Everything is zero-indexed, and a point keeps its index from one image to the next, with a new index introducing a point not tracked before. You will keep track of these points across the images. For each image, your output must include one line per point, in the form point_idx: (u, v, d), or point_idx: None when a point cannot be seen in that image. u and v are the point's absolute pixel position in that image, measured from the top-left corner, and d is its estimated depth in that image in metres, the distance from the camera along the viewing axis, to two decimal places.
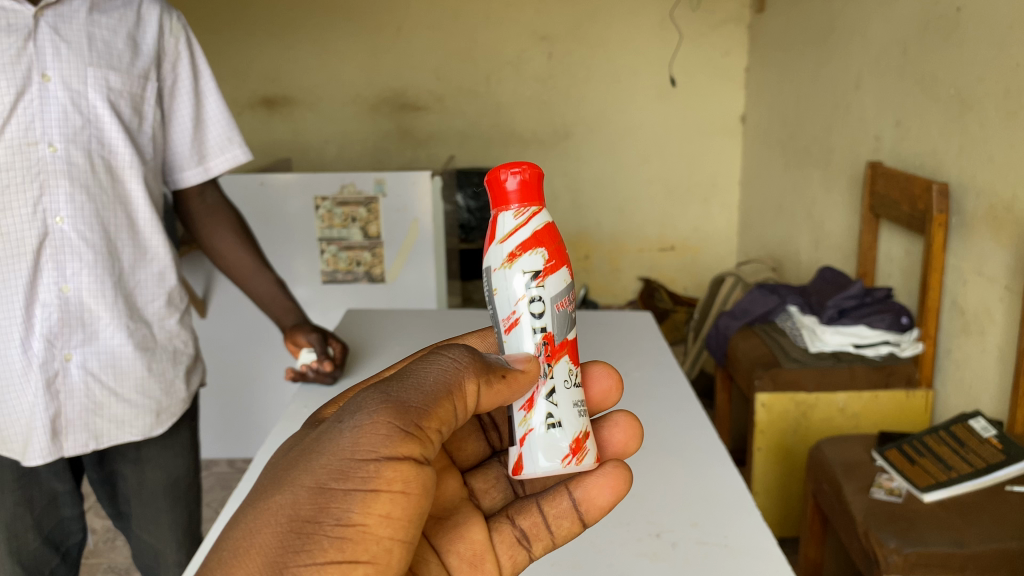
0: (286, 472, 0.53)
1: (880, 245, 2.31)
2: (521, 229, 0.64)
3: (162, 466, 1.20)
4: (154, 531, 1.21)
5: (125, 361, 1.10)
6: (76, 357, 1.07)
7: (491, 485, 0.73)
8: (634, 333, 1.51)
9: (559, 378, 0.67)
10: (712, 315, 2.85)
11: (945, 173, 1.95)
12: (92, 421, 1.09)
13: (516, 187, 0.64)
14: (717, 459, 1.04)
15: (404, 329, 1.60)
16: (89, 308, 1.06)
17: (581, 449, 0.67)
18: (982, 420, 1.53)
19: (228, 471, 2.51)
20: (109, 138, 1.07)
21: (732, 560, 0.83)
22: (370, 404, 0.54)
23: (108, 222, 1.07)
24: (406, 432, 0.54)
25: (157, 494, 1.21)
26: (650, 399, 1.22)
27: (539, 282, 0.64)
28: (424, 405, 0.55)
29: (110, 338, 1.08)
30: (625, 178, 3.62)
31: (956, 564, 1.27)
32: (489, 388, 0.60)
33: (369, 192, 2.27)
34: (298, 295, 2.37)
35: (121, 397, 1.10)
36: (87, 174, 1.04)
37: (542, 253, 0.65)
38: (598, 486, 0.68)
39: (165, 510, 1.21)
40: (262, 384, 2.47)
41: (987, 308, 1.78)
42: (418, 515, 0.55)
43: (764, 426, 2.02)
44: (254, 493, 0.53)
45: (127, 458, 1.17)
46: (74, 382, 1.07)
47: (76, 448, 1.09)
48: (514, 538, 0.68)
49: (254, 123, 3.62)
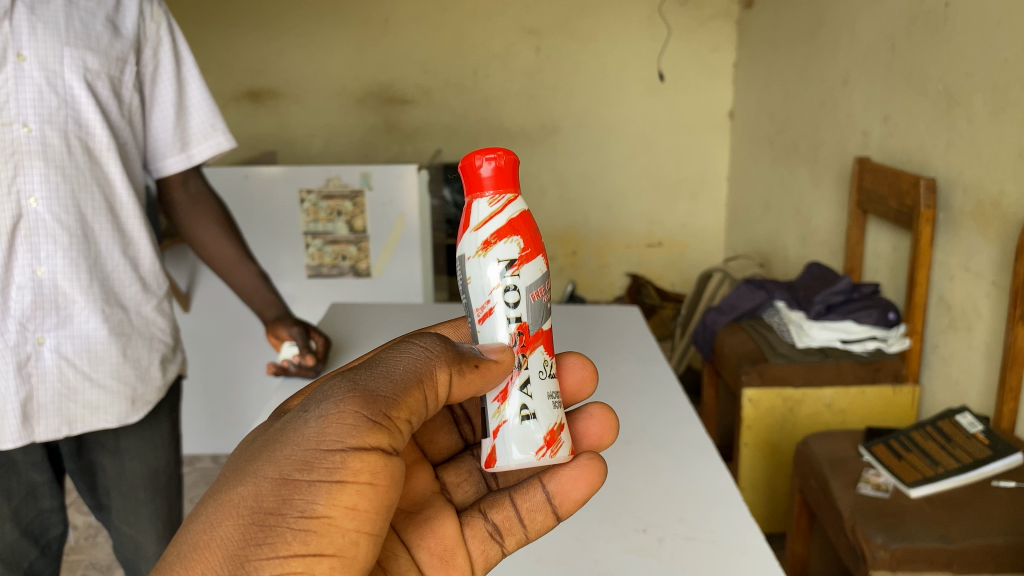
0: (250, 463, 0.51)
1: (868, 240, 2.31)
2: (496, 216, 0.63)
3: (141, 457, 1.18)
4: (134, 523, 1.19)
5: (100, 346, 1.07)
6: (50, 341, 1.04)
7: (464, 479, 0.72)
8: (621, 327, 1.50)
9: (534, 368, 0.65)
10: (700, 310, 2.84)
11: (933, 168, 1.95)
12: (65, 407, 1.06)
13: (490, 174, 0.63)
14: (703, 453, 1.03)
15: (389, 323, 1.59)
16: (64, 291, 1.04)
17: (556, 441, 0.65)
18: (969, 416, 1.52)
19: (212, 467, 2.49)
20: (86, 120, 1.05)
21: (717, 556, 0.82)
22: (338, 393, 0.53)
23: (85, 205, 1.04)
24: (375, 422, 0.52)
25: (137, 485, 1.18)
26: (637, 394, 1.20)
27: (514, 271, 0.63)
28: (394, 396, 0.54)
29: (84, 322, 1.06)
30: (613, 174, 3.61)
31: (943, 560, 1.26)
32: (462, 378, 0.59)
33: (355, 185, 2.24)
34: (282, 290, 2.35)
35: (95, 383, 1.08)
36: (65, 154, 1.02)
37: (518, 240, 0.63)
38: (573, 478, 0.67)
39: (146, 502, 1.19)
40: (246, 379, 2.45)
41: (974, 304, 1.77)
42: (386, 506, 0.53)
43: (751, 422, 2.03)
44: (216, 485, 0.51)
45: (106, 448, 1.15)
46: (47, 366, 1.05)
47: (48, 433, 1.06)
48: (486, 532, 0.67)
49: (239, 117, 3.59)
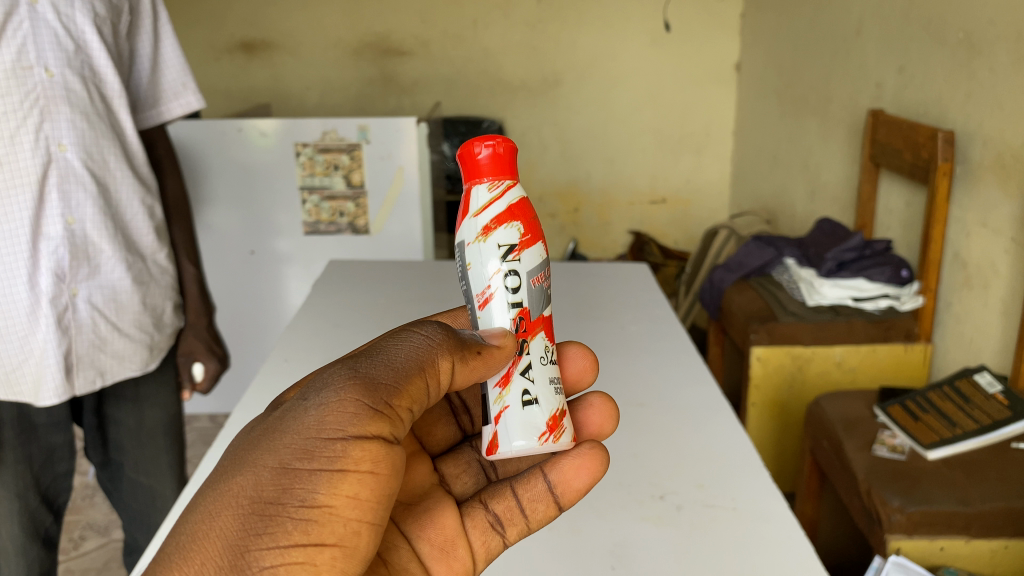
0: (248, 451, 0.48)
1: (880, 195, 2.24)
2: (496, 202, 0.58)
3: (158, 405, 1.25)
4: (152, 471, 1.26)
5: (124, 295, 1.16)
6: (82, 292, 1.11)
7: (463, 470, 0.67)
8: (629, 285, 1.45)
9: (536, 353, 0.61)
10: (705, 268, 2.79)
11: (951, 121, 1.89)
12: (97, 358, 1.14)
13: (488, 159, 0.58)
14: (718, 414, 0.98)
15: (390, 279, 1.53)
16: (93, 240, 1.10)
17: (559, 426, 0.60)
18: (987, 375, 1.46)
19: (210, 426, 2.44)
20: (98, 65, 1.09)
21: (741, 528, 0.78)
22: (339, 383, 0.49)
23: (108, 153, 1.11)
24: (376, 410, 0.49)
25: (155, 434, 1.26)
26: (647, 354, 1.15)
27: (514, 256, 0.58)
28: (397, 382, 0.50)
29: (111, 272, 1.14)
30: (616, 130, 3.54)
31: (961, 523, 1.23)
32: (465, 366, 0.55)
33: (352, 139, 2.16)
34: (280, 248, 2.30)
35: (122, 332, 1.16)
36: (84, 99, 1.07)
37: (518, 226, 0.59)
38: (575, 467, 0.61)
39: (163, 450, 1.27)
40: (244, 338, 2.40)
41: (991, 261, 1.72)
42: (388, 496, 0.50)
43: (759, 381, 1.99)
44: (216, 472, 0.48)
45: (126, 398, 1.22)
46: (82, 317, 1.11)
47: (85, 386, 1.13)
48: (487, 523, 0.62)
49: (233, 69, 3.50)
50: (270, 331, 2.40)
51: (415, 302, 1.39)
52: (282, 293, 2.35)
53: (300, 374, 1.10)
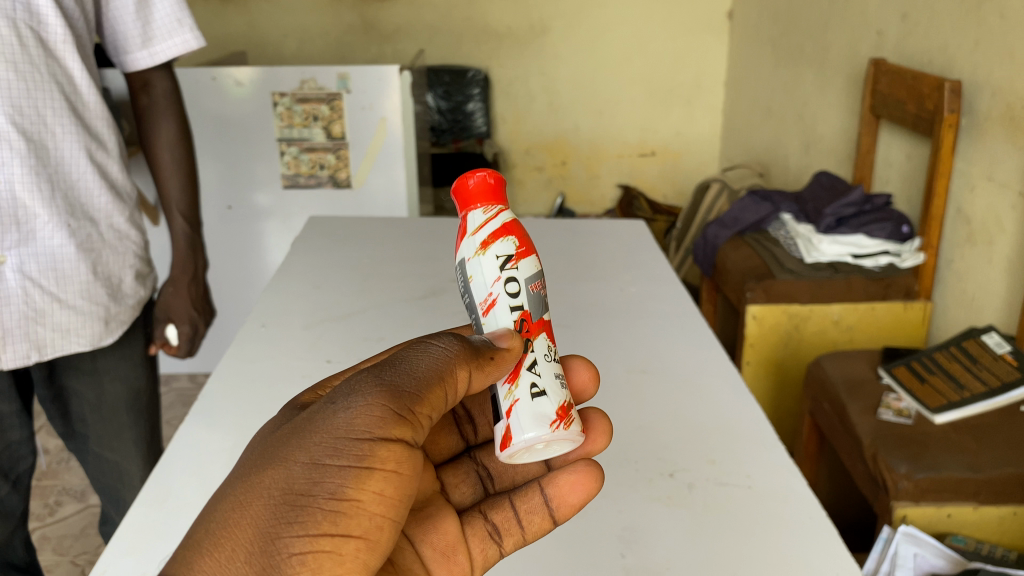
0: (278, 444, 0.45)
1: (879, 148, 2.18)
2: (491, 220, 0.55)
3: (121, 378, 1.14)
4: (116, 447, 1.17)
5: (68, 264, 0.99)
6: (10, 260, 0.95)
7: (462, 479, 0.60)
8: (627, 242, 1.38)
9: (541, 350, 0.55)
10: (697, 223, 2.72)
11: (956, 70, 1.81)
12: (33, 331, 0.98)
13: (478, 185, 0.56)
14: (728, 383, 0.92)
15: (373, 236, 1.46)
16: (23, 203, 0.94)
17: (569, 415, 0.54)
18: (996, 335, 1.41)
19: (190, 385, 2.36)
20: (37, 5, 0.93)
21: (759, 509, 0.73)
22: (366, 384, 0.46)
23: (44, 105, 0.94)
24: (401, 415, 0.46)
25: (119, 409, 1.15)
26: (649, 317, 1.08)
27: (513, 264, 0.54)
28: (427, 383, 0.47)
29: (49, 238, 0.97)
30: (605, 80, 3.44)
31: (970, 490, 1.19)
32: (484, 376, 0.51)
33: (332, 88, 2.06)
34: (259, 203, 2.21)
35: (65, 304, 1.00)
36: (11, 44, 0.91)
37: (514, 239, 0.55)
38: (570, 483, 0.55)
39: (129, 425, 1.17)
40: (224, 296, 2.33)
41: (996, 217, 1.67)
42: (411, 498, 0.47)
43: (755, 340, 1.94)
44: (243, 464, 0.45)
45: (82, 370, 1.10)
46: (11, 287, 0.96)
47: (17, 360, 0.98)
48: (485, 532, 0.57)
49: (206, 15, 3.35)
50: (250, 287, 2.32)
51: (402, 260, 1.31)
52: (262, 249, 2.26)
53: (278, 337, 1.03)
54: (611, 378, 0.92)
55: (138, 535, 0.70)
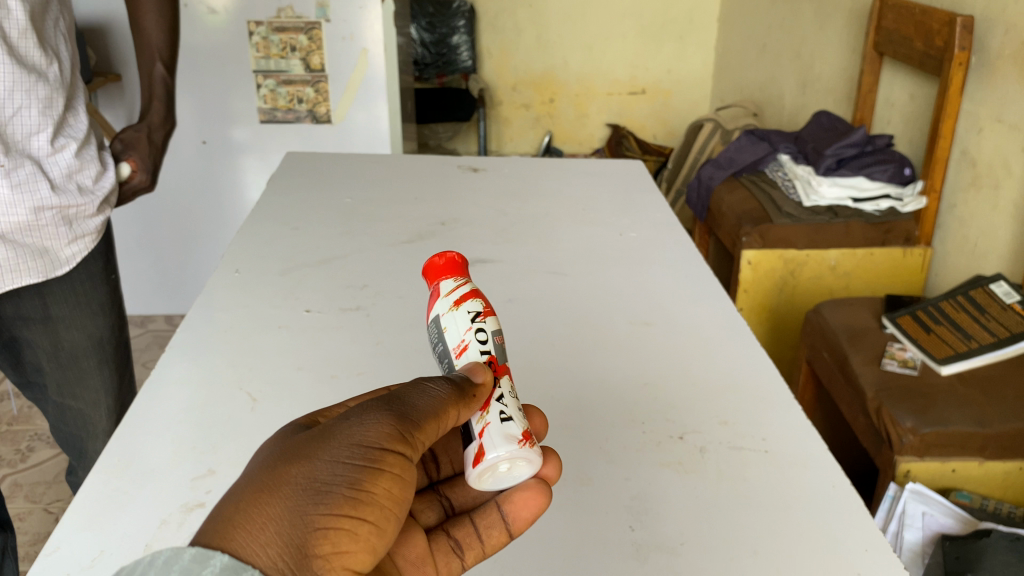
0: (292, 448, 0.43)
1: (880, 88, 2.10)
2: (460, 286, 0.54)
3: (78, 326, 1.05)
4: (79, 396, 1.09)
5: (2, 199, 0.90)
6: None
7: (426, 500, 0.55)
8: (626, 183, 1.30)
9: (508, 387, 0.51)
10: (689, 165, 2.65)
11: (968, 4, 1.73)
12: None
13: (445, 262, 0.55)
14: (738, 337, 0.86)
15: (356, 174, 1.37)
16: None
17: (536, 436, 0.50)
18: (1005, 284, 1.35)
19: (166, 327, 2.28)
20: None
21: (778, 475, 0.67)
22: (375, 399, 0.45)
23: None
24: (412, 425, 0.44)
25: (78, 356, 1.07)
26: (651, 264, 1.02)
27: (482, 318, 0.52)
28: (442, 401, 0.46)
29: None
30: (595, 14, 3.31)
31: (976, 444, 1.15)
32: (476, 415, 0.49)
33: (310, 16, 1.95)
34: (236, 138, 2.10)
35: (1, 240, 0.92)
36: None
37: (482, 301, 0.53)
38: (522, 498, 0.50)
39: (91, 374, 1.09)
40: (200, 236, 2.24)
41: (1004, 160, 1.60)
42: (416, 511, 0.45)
43: (749, 285, 1.88)
44: (254, 468, 0.43)
45: (33, 319, 1.02)
46: None
47: None
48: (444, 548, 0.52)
49: None
50: (227, 226, 2.23)
51: (386, 201, 1.23)
52: (239, 186, 2.16)
53: (253, 283, 0.95)
54: (614, 332, 0.86)
55: (90, 507, 0.61)
